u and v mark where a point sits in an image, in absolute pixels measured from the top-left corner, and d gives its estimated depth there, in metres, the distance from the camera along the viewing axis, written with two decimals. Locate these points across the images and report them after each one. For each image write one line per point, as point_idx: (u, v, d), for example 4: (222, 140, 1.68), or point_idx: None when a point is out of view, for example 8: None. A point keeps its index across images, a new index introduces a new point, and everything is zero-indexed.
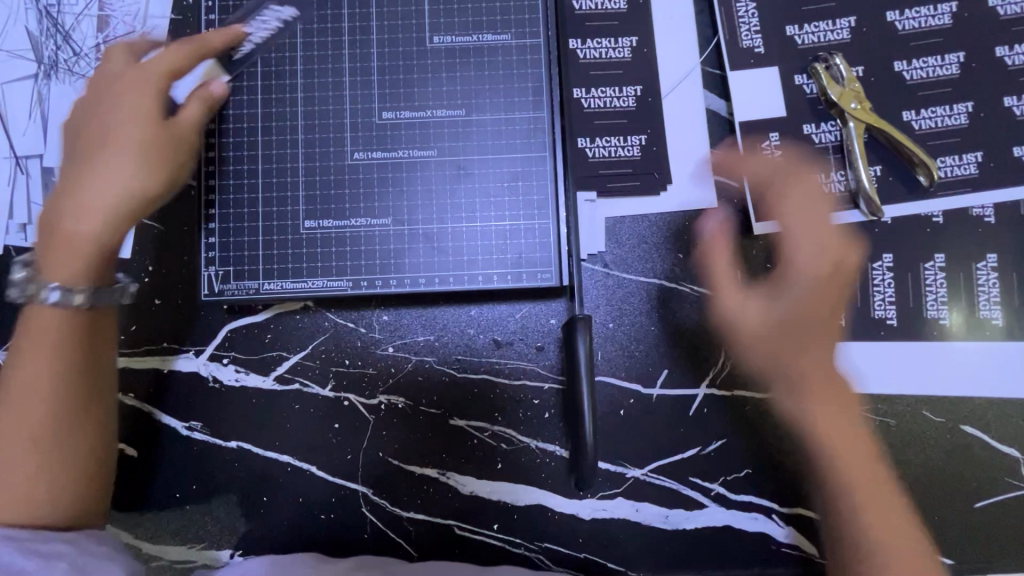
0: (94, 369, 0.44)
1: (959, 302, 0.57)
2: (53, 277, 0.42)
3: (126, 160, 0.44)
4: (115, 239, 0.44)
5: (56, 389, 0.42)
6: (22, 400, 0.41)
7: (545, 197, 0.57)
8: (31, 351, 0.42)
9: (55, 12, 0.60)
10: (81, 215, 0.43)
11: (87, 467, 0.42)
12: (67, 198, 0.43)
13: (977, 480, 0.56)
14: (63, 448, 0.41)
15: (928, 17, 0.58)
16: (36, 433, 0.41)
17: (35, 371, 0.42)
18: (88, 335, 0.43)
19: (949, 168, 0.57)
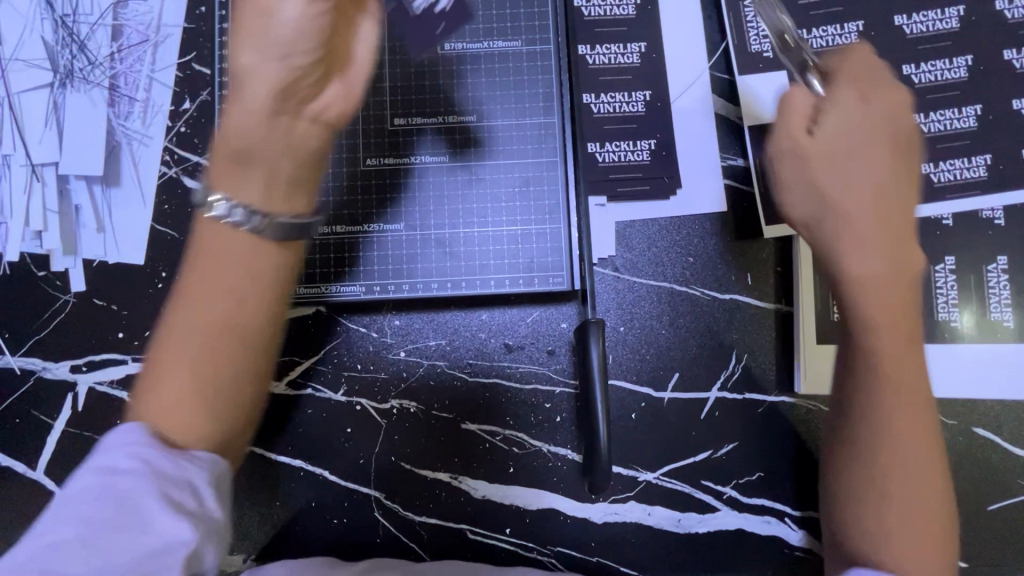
0: (264, 301, 0.39)
1: (970, 303, 0.57)
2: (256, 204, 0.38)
3: (247, 35, 0.38)
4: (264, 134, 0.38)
5: (241, 313, 0.38)
6: (177, 336, 0.37)
7: (556, 202, 0.58)
8: (208, 268, 0.38)
9: (70, 22, 0.61)
10: (232, 120, 0.38)
11: (244, 398, 0.38)
12: (231, 115, 0.38)
13: (990, 482, 0.56)
14: (233, 377, 0.37)
15: (936, 20, 0.58)
16: (219, 365, 0.37)
17: (209, 293, 0.38)
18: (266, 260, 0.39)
19: (959, 170, 0.57)
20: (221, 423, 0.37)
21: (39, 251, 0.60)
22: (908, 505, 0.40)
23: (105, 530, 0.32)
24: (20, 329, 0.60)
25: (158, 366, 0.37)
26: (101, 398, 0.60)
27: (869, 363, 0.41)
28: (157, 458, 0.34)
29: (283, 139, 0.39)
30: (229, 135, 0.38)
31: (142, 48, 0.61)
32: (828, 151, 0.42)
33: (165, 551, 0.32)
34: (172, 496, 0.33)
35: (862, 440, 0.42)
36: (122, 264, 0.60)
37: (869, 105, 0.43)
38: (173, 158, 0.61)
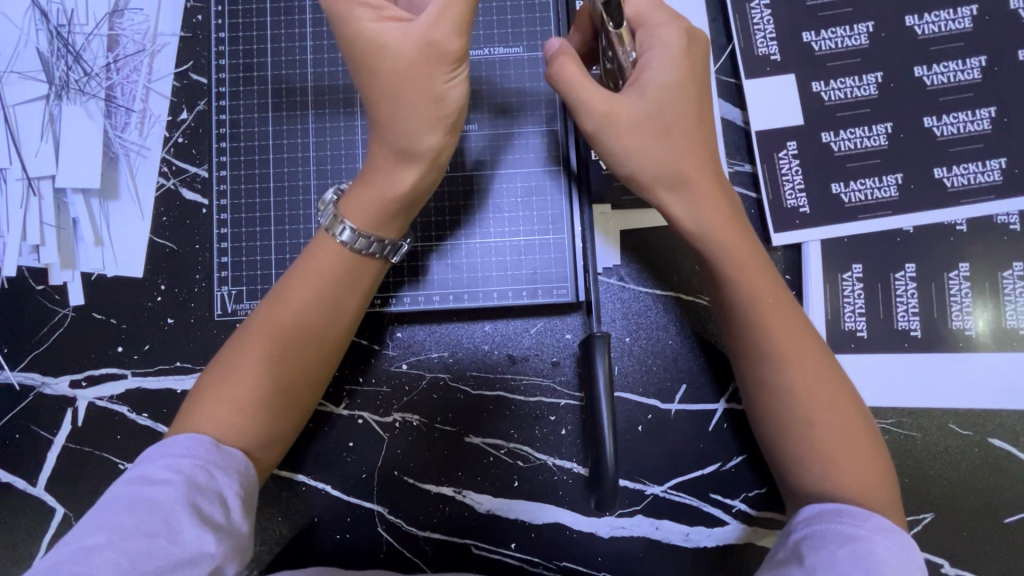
0: (345, 310, 0.49)
1: (986, 311, 0.55)
2: (357, 225, 0.48)
3: (423, 115, 0.44)
4: (420, 192, 0.48)
5: (324, 315, 0.48)
6: (263, 330, 0.47)
7: (559, 211, 0.57)
8: (305, 273, 0.48)
9: (65, 32, 0.60)
10: (390, 181, 0.47)
11: (311, 392, 0.49)
12: (380, 181, 0.47)
13: (1008, 494, 0.55)
14: (306, 371, 0.48)
15: (948, 20, 0.56)
16: (275, 365, 0.46)
17: (301, 293, 0.48)
18: (354, 276, 0.49)
19: (972, 174, 0.56)
20: (275, 411, 0.46)
21: (37, 265, 0.60)
22: (835, 429, 0.43)
23: (136, 538, 0.36)
24: (18, 344, 0.60)
25: (232, 355, 0.46)
26: (100, 413, 0.59)
27: (753, 309, 0.45)
28: (212, 466, 0.41)
29: (432, 188, 0.49)
30: (395, 199, 0.47)
31: (138, 58, 0.60)
32: (637, 121, 0.44)
33: (188, 561, 0.37)
34: (207, 502, 0.39)
35: (774, 381, 0.45)
36: (121, 277, 0.59)
37: (676, 59, 0.45)
38: (171, 169, 0.60)
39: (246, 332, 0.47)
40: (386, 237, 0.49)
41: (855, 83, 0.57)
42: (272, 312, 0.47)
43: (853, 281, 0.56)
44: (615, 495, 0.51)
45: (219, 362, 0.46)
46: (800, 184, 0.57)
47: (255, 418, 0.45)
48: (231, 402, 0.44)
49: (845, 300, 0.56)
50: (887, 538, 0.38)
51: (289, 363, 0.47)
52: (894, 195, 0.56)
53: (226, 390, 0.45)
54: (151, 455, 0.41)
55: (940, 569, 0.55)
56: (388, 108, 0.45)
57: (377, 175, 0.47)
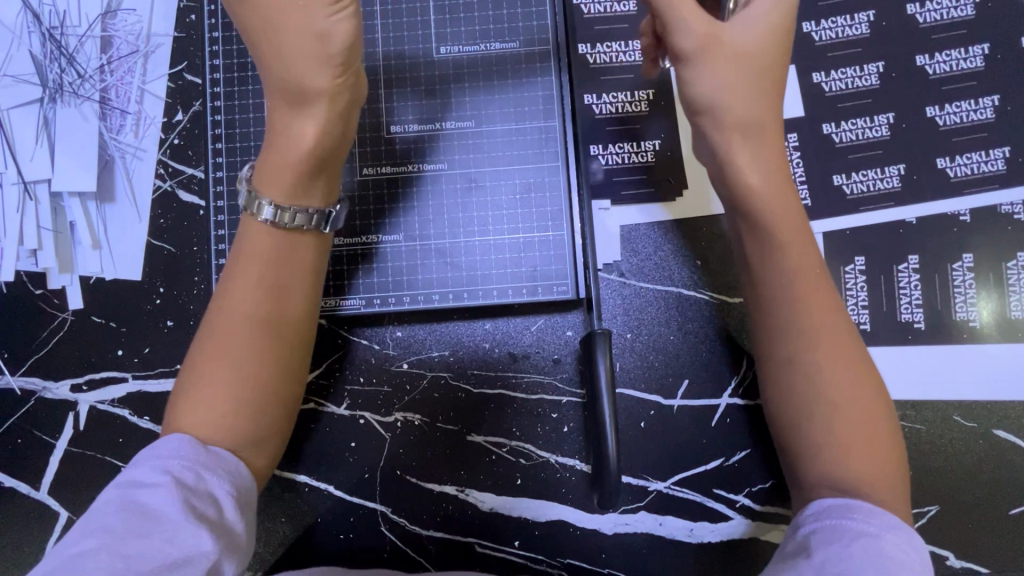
0: (291, 287, 0.48)
1: (990, 302, 0.55)
2: (269, 194, 0.47)
3: (309, 58, 0.44)
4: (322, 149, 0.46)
5: (275, 296, 0.47)
6: (218, 330, 0.46)
7: (558, 207, 0.57)
8: (246, 260, 0.47)
9: (58, 35, 0.59)
10: (288, 137, 0.46)
11: (291, 378, 0.48)
12: (282, 139, 0.46)
13: (1013, 485, 0.55)
14: (275, 355, 0.46)
15: (950, 8, 0.56)
16: (237, 358, 0.45)
17: (246, 284, 0.46)
18: (292, 250, 0.48)
19: (976, 164, 0.55)
20: (257, 401, 0.45)
21: (35, 270, 0.59)
22: (862, 395, 0.43)
23: (129, 540, 0.36)
24: (18, 349, 0.60)
25: (198, 363, 0.46)
26: (102, 417, 0.59)
27: (795, 273, 0.44)
28: (201, 467, 0.41)
29: (340, 142, 0.47)
30: (297, 150, 0.46)
31: (132, 59, 0.60)
32: (725, 64, 0.45)
33: (185, 560, 0.36)
34: (200, 503, 0.39)
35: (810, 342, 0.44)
36: (120, 281, 0.59)
37: (770, 14, 0.47)
38: (167, 171, 0.60)
39: (206, 332, 0.46)
40: (309, 203, 0.48)
41: (857, 73, 0.56)
42: (222, 303, 0.47)
43: (856, 274, 0.56)
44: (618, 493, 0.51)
45: (190, 364, 0.46)
46: (801, 176, 0.56)
47: (237, 413, 0.44)
48: (206, 405, 0.44)
49: (848, 292, 0.56)
50: (898, 535, 0.38)
51: (252, 350, 0.45)
52: (896, 186, 0.56)
53: (200, 389, 0.44)
54: (140, 462, 0.42)
55: (946, 561, 0.54)
56: (273, 57, 0.45)
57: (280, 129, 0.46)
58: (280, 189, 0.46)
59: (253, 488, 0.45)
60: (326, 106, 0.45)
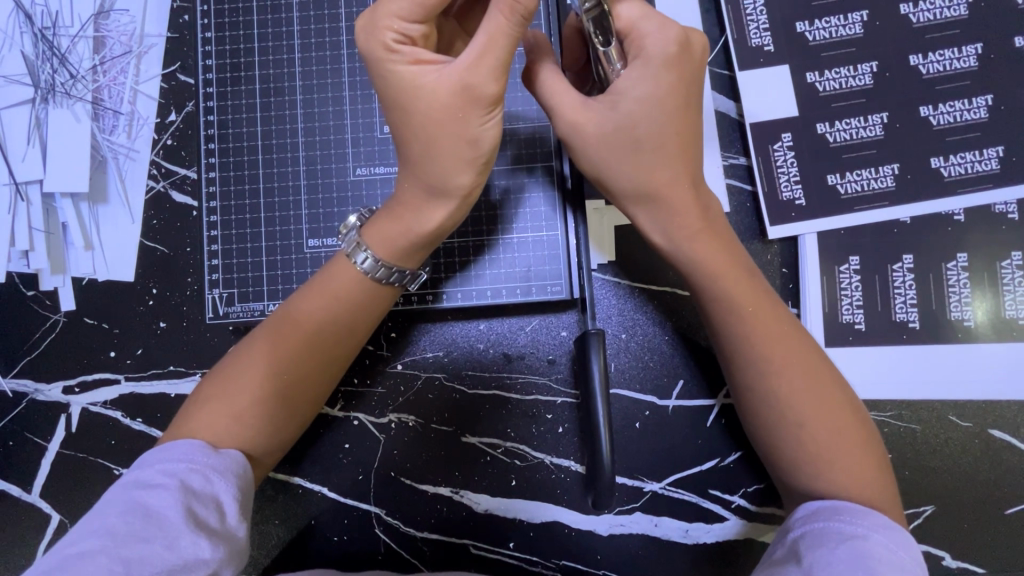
0: (357, 327, 0.49)
1: (985, 301, 0.55)
2: (372, 247, 0.47)
3: (456, 156, 0.43)
4: (442, 235, 0.48)
5: (333, 335, 0.48)
6: (272, 342, 0.46)
7: (552, 208, 0.56)
8: (318, 294, 0.47)
9: (50, 35, 0.59)
10: (407, 218, 0.46)
11: (313, 406, 0.49)
12: (412, 217, 0.46)
13: (1009, 486, 0.54)
14: (308, 383, 0.47)
15: (943, 8, 0.56)
16: (279, 377, 0.46)
17: (314, 307, 0.47)
18: (367, 298, 0.48)
19: (970, 163, 0.55)
20: (274, 420, 0.46)
21: (27, 271, 0.59)
22: (825, 423, 0.43)
23: (130, 544, 0.36)
24: (9, 351, 0.59)
25: (235, 364, 0.46)
26: (94, 419, 0.59)
27: (734, 316, 0.45)
28: (210, 471, 0.41)
29: (458, 224, 0.48)
30: (424, 233, 0.46)
31: (125, 59, 0.60)
32: (607, 134, 0.43)
33: (183, 567, 0.36)
34: (202, 508, 0.39)
35: (756, 377, 0.44)
36: (112, 282, 0.59)
37: (658, 69, 0.42)
38: (160, 172, 0.60)
39: (252, 342, 0.47)
40: (400, 266, 0.48)
41: (850, 72, 0.56)
42: (280, 326, 0.47)
43: (851, 274, 0.56)
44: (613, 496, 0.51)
45: (225, 367, 0.47)
46: (795, 175, 0.56)
47: (253, 426, 0.45)
48: (229, 408, 0.44)
49: (843, 292, 0.56)
50: (885, 535, 0.37)
51: (291, 376, 0.46)
52: (891, 185, 0.56)
53: (230, 396, 0.45)
54: (147, 459, 0.41)
55: (942, 562, 0.54)
56: (427, 151, 0.43)
57: (411, 210, 0.46)
58: (380, 245, 0.47)
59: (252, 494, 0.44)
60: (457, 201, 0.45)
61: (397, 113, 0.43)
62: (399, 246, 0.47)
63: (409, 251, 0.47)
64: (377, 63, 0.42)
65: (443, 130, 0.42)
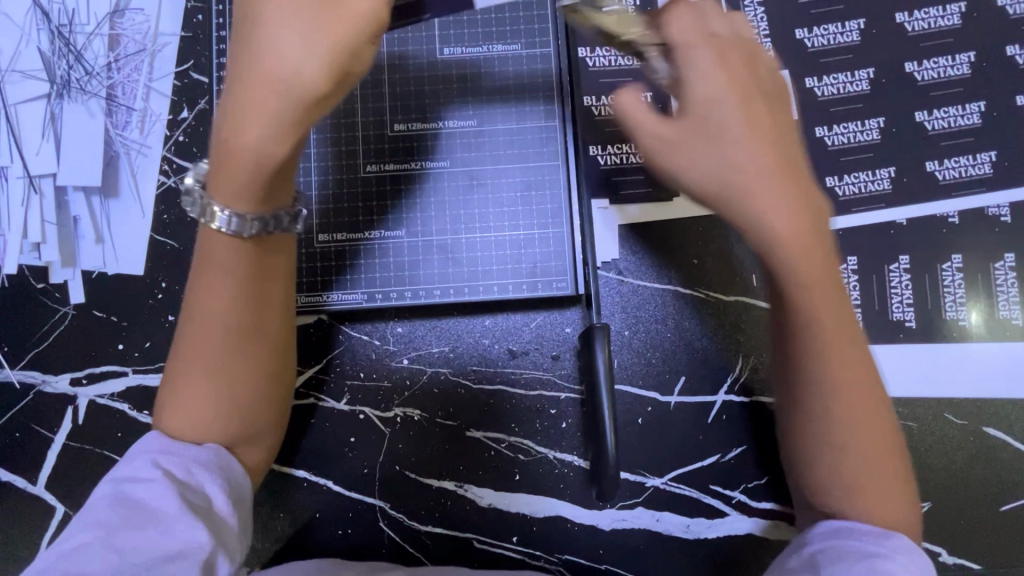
0: (270, 293, 0.46)
1: (978, 302, 0.56)
2: (219, 161, 0.39)
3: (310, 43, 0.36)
4: (278, 152, 0.38)
5: (253, 307, 0.45)
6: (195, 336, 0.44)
7: (558, 206, 0.58)
8: (206, 276, 0.43)
9: (66, 32, 0.60)
10: (240, 124, 0.37)
11: (268, 384, 0.47)
12: (240, 108, 0.37)
13: (1003, 482, 0.56)
14: (248, 364, 0.45)
15: (937, 17, 0.58)
16: (220, 367, 0.44)
17: (212, 293, 0.43)
18: (266, 258, 0.44)
19: (963, 168, 0.57)
20: (241, 409, 0.45)
21: (38, 263, 0.60)
22: (865, 451, 0.41)
23: (124, 534, 0.37)
24: (18, 342, 0.60)
25: (176, 373, 0.44)
26: (101, 411, 0.59)
27: (816, 335, 0.39)
28: (199, 464, 0.42)
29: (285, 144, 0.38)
30: (256, 134, 0.37)
31: (139, 57, 0.61)
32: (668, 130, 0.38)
33: (180, 553, 0.37)
34: (193, 498, 0.40)
35: (821, 409, 0.41)
36: (121, 275, 0.60)
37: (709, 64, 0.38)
38: (172, 168, 0.60)
39: (179, 349, 0.45)
40: (257, 212, 0.41)
41: (847, 78, 0.58)
42: (195, 313, 0.44)
43: (848, 273, 0.57)
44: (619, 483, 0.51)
45: (170, 374, 0.45)
46: None
47: (224, 421, 0.44)
48: (193, 416, 0.43)
49: (841, 292, 0.57)
50: (906, 557, 0.39)
51: (222, 364, 0.44)
52: (887, 188, 0.57)
53: (182, 399, 0.43)
54: (133, 457, 0.42)
55: (938, 558, 0.55)
56: (261, 46, 0.36)
57: (244, 112, 0.37)
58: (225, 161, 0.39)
59: (247, 488, 0.45)
60: (281, 101, 0.36)
61: (245, 20, 0.38)
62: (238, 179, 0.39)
63: (249, 160, 0.38)
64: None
65: (288, 21, 0.36)
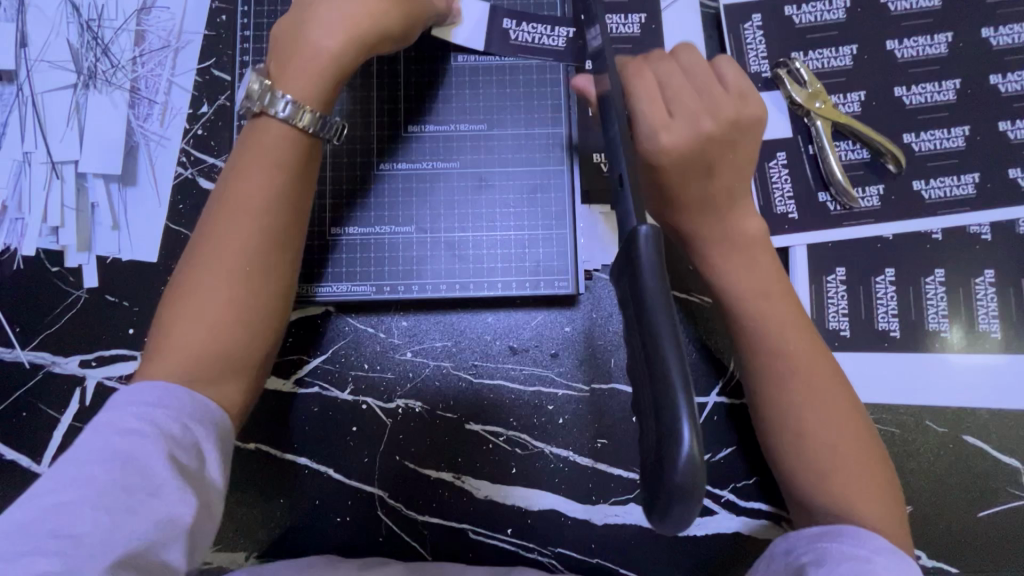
0: (290, 196, 0.48)
1: (960, 315, 0.59)
2: (290, 78, 0.47)
3: None
4: (344, 58, 0.48)
5: (276, 206, 0.47)
6: (225, 223, 0.46)
7: (562, 209, 0.60)
8: (251, 171, 0.47)
9: (95, 26, 0.63)
10: (324, 31, 0.48)
11: (280, 305, 0.48)
12: (316, 21, 0.48)
13: (980, 489, 0.58)
14: (272, 273, 0.47)
15: (925, 46, 0.61)
16: (240, 262, 0.46)
17: (253, 184, 0.46)
18: (302, 160, 0.48)
19: (948, 188, 0.60)
20: (254, 316, 0.47)
21: (54, 247, 0.61)
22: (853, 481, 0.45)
23: (113, 494, 0.37)
24: (30, 324, 0.61)
25: (193, 267, 0.46)
26: (110, 394, 0.61)
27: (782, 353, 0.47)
28: (188, 418, 0.42)
29: (351, 62, 0.49)
30: (332, 40, 0.48)
31: (163, 53, 0.63)
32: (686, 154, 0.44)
33: (169, 515, 0.38)
34: (184, 454, 0.40)
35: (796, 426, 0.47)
36: (136, 262, 0.61)
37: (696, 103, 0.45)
38: (190, 160, 0.63)
39: (203, 245, 0.46)
40: (313, 108, 0.48)
41: (840, 99, 0.61)
42: (224, 205, 0.47)
43: (837, 283, 0.60)
44: (698, 508, 0.28)
45: (186, 268, 0.46)
46: (789, 192, 0.61)
47: (234, 321, 0.46)
48: (206, 309, 0.45)
49: (830, 301, 0.59)
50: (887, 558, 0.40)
51: (247, 262, 0.46)
52: (876, 204, 0.60)
53: (200, 291, 0.45)
54: (118, 402, 0.41)
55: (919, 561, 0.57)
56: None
57: (328, 19, 0.48)
58: (297, 61, 0.48)
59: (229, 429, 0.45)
60: (367, 19, 0.48)
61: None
62: (303, 74, 0.48)
63: (330, 56, 0.48)
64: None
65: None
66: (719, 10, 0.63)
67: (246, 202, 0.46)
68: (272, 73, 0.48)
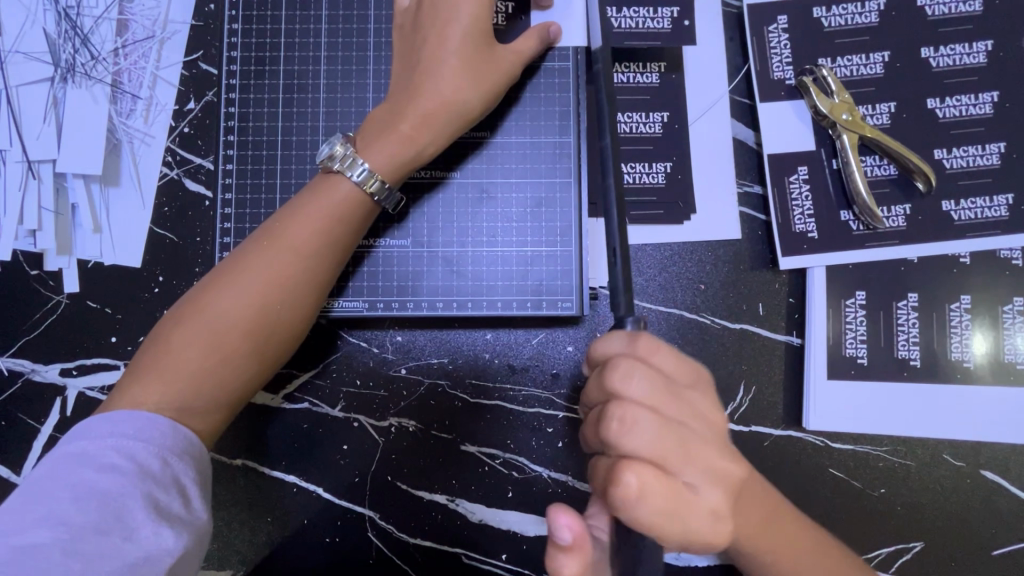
0: (335, 250, 0.49)
1: (985, 344, 0.56)
2: (368, 160, 0.49)
3: (458, 68, 0.50)
4: (425, 148, 0.51)
5: (321, 255, 0.49)
6: (268, 260, 0.47)
7: (568, 224, 0.57)
8: (308, 219, 0.48)
9: (74, 14, 0.59)
10: (402, 119, 0.50)
11: (287, 347, 0.49)
12: (398, 111, 0.50)
13: (998, 527, 0.55)
14: (289, 318, 0.48)
15: (963, 54, 0.57)
16: (263, 304, 0.47)
17: (306, 231, 0.48)
18: (364, 218, 0.50)
19: (979, 209, 0.56)
20: (257, 356, 0.47)
21: (33, 250, 0.58)
22: None
23: (87, 537, 0.37)
24: (7, 329, 0.59)
25: (216, 290, 0.47)
26: (91, 404, 0.58)
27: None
28: (168, 454, 0.42)
29: (431, 150, 0.51)
30: (411, 131, 0.50)
31: (147, 44, 0.59)
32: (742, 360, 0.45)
33: (148, 560, 0.38)
34: (163, 495, 0.40)
35: None
36: (118, 267, 0.58)
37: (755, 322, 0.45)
38: (175, 160, 0.59)
39: (235, 271, 0.47)
40: (391, 183, 0.50)
41: (868, 110, 0.57)
42: (270, 241, 0.48)
43: (856, 308, 0.56)
44: (661, 552, 0.39)
45: (207, 288, 0.47)
46: (809, 210, 0.57)
47: (238, 359, 0.46)
48: (216, 338, 0.45)
49: (848, 326, 0.56)
50: None
51: (269, 302, 0.47)
52: (902, 225, 0.56)
53: (209, 320, 0.46)
54: (95, 428, 0.41)
55: None
56: (433, 63, 0.50)
57: (426, 101, 0.50)
58: (375, 145, 0.50)
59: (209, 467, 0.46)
60: (445, 109, 0.50)
61: (409, 60, 0.52)
62: (383, 156, 0.49)
63: (428, 134, 0.50)
64: (404, 31, 0.53)
65: (455, 47, 0.50)
66: (742, 10, 0.58)
67: (291, 247, 0.48)
68: (352, 144, 0.50)
